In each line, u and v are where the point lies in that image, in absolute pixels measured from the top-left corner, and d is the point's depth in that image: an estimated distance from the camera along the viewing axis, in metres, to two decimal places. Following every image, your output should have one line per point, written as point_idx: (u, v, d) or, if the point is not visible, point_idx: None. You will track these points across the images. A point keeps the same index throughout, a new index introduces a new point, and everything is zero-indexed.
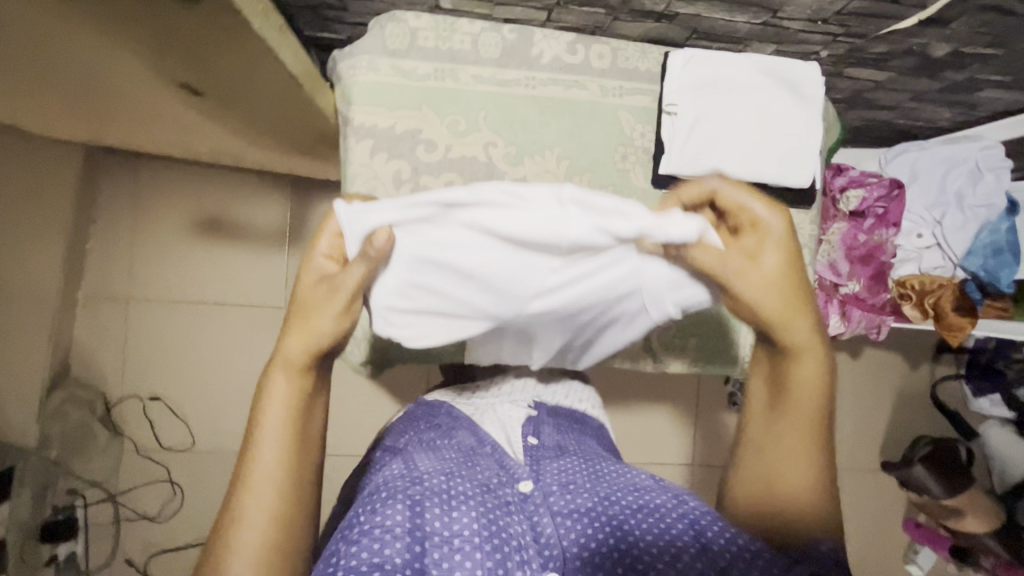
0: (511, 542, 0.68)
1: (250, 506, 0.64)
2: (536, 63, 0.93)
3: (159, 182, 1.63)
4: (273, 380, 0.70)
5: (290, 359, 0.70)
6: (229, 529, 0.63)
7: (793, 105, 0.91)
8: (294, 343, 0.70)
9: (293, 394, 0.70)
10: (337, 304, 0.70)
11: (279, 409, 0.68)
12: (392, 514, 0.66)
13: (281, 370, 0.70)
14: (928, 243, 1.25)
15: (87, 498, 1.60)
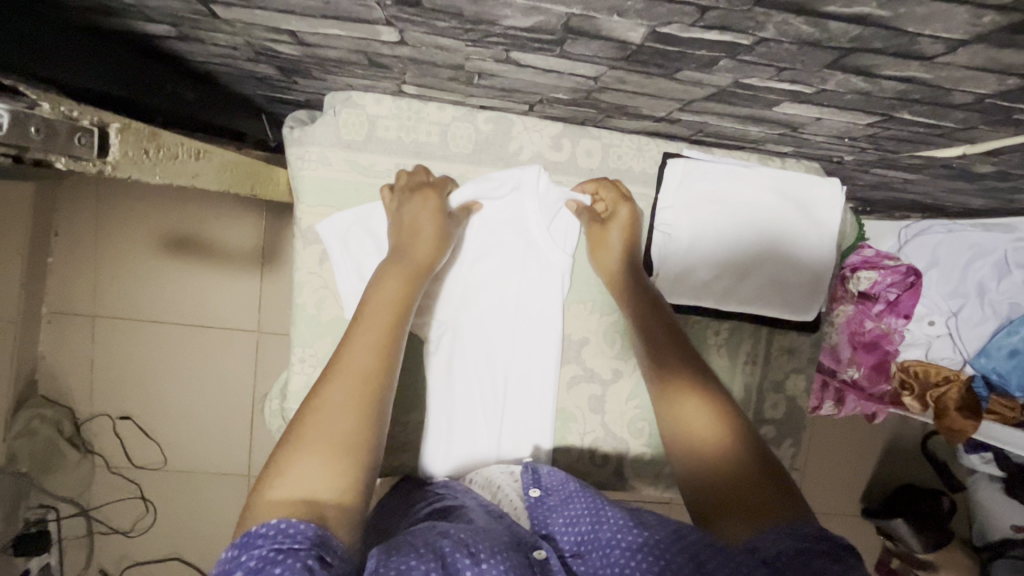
0: None
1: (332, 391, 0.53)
2: (515, 161, 0.77)
3: (124, 199, 1.54)
4: (382, 287, 0.63)
5: (397, 294, 0.63)
6: (307, 410, 0.52)
7: (807, 230, 0.76)
8: (403, 268, 0.66)
9: (395, 301, 0.62)
10: (429, 227, 0.70)
11: (380, 310, 0.60)
12: (421, 560, 0.45)
13: (392, 279, 0.64)
14: (939, 331, 1.16)
15: (59, 512, 1.59)
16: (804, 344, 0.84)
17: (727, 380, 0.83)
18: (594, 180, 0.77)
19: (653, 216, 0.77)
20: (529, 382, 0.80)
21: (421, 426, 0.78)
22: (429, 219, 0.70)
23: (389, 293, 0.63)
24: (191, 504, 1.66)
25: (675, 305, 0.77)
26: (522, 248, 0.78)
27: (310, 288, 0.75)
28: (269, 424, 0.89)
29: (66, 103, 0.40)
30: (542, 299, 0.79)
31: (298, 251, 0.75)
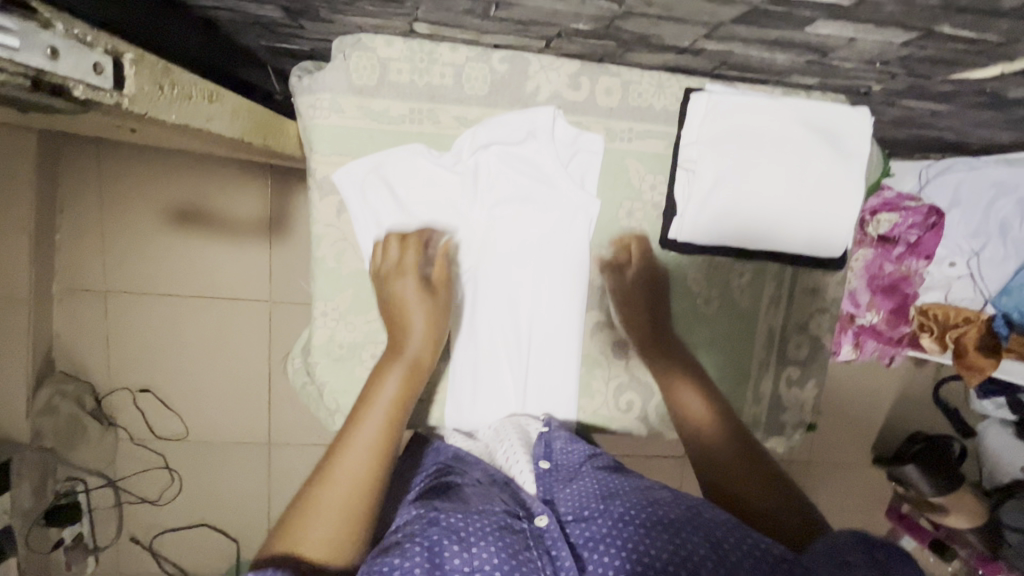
0: None
1: (328, 495, 0.54)
2: (532, 102, 0.74)
3: (126, 171, 1.51)
4: (382, 385, 0.64)
5: (391, 391, 0.64)
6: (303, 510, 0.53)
7: (835, 163, 0.73)
8: (400, 363, 0.66)
9: (396, 401, 0.63)
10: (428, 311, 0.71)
11: (381, 409, 0.61)
12: (409, 556, 0.49)
13: (392, 374, 0.65)
14: (961, 273, 1.15)
15: (87, 484, 1.62)
16: (829, 284, 0.83)
17: (751, 321, 0.83)
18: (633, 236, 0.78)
19: (675, 154, 0.75)
20: (551, 334, 0.80)
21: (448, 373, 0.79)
22: (421, 306, 0.70)
23: (389, 390, 0.64)
24: (214, 473, 1.69)
25: (697, 246, 0.75)
26: (540, 202, 0.77)
27: (330, 240, 0.74)
28: (293, 383, 0.89)
29: (78, 27, 0.41)
30: (559, 253, 0.78)
31: (314, 203, 0.74)
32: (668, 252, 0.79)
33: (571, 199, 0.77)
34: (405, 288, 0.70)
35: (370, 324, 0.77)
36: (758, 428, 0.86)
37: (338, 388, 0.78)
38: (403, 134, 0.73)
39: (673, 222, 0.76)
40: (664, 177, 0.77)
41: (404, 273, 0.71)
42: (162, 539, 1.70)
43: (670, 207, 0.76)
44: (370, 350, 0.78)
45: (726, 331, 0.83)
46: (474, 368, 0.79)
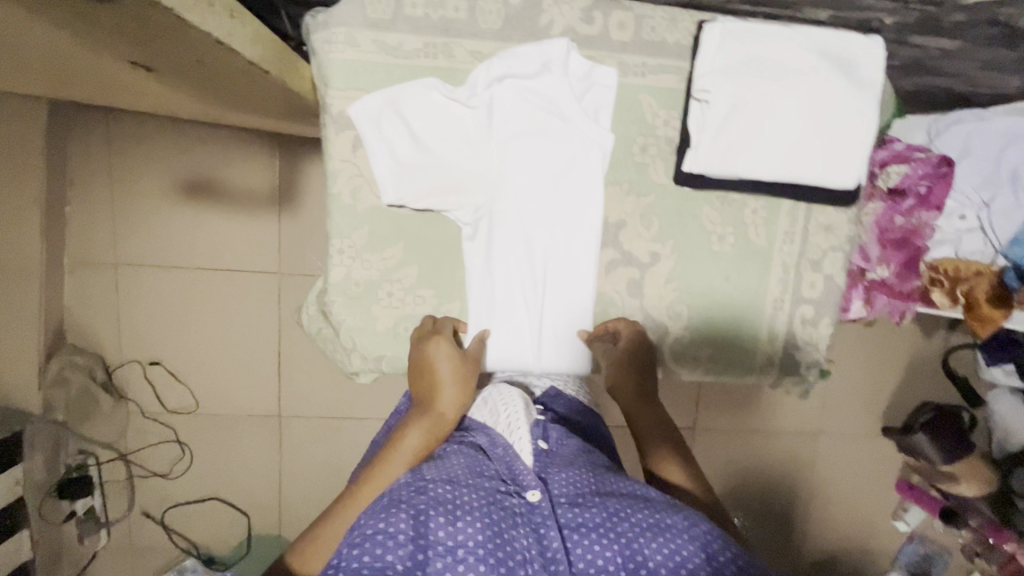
0: (519, 556, 0.55)
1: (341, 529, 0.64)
2: (545, 35, 0.75)
3: (136, 143, 1.52)
4: (404, 437, 0.69)
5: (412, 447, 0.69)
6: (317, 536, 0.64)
7: (849, 91, 0.73)
8: (426, 422, 0.71)
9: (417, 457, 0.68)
10: (460, 380, 0.73)
11: (400, 465, 0.67)
12: (397, 521, 0.55)
13: (415, 427, 0.70)
14: (970, 226, 1.14)
15: (98, 457, 1.63)
16: (842, 221, 0.83)
17: (764, 259, 0.83)
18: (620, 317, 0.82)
19: (689, 86, 0.75)
20: (568, 274, 0.80)
21: (465, 310, 0.80)
22: (452, 380, 0.73)
23: (410, 445, 0.69)
24: (223, 447, 1.70)
25: (710, 178, 0.75)
26: (554, 140, 0.77)
27: (345, 176, 0.75)
28: (307, 330, 0.90)
29: None
30: (574, 190, 0.78)
31: (329, 139, 0.74)
32: (682, 187, 0.79)
33: (585, 132, 0.77)
34: (439, 355, 0.75)
35: (386, 262, 0.77)
36: (772, 368, 0.87)
37: (355, 327, 0.79)
38: (420, 68, 0.74)
39: (687, 155, 0.76)
40: (678, 111, 0.77)
41: (438, 337, 0.75)
42: (173, 513, 1.71)
43: (683, 141, 0.76)
44: (386, 288, 0.78)
45: (739, 269, 0.83)
46: (493, 304, 0.79)
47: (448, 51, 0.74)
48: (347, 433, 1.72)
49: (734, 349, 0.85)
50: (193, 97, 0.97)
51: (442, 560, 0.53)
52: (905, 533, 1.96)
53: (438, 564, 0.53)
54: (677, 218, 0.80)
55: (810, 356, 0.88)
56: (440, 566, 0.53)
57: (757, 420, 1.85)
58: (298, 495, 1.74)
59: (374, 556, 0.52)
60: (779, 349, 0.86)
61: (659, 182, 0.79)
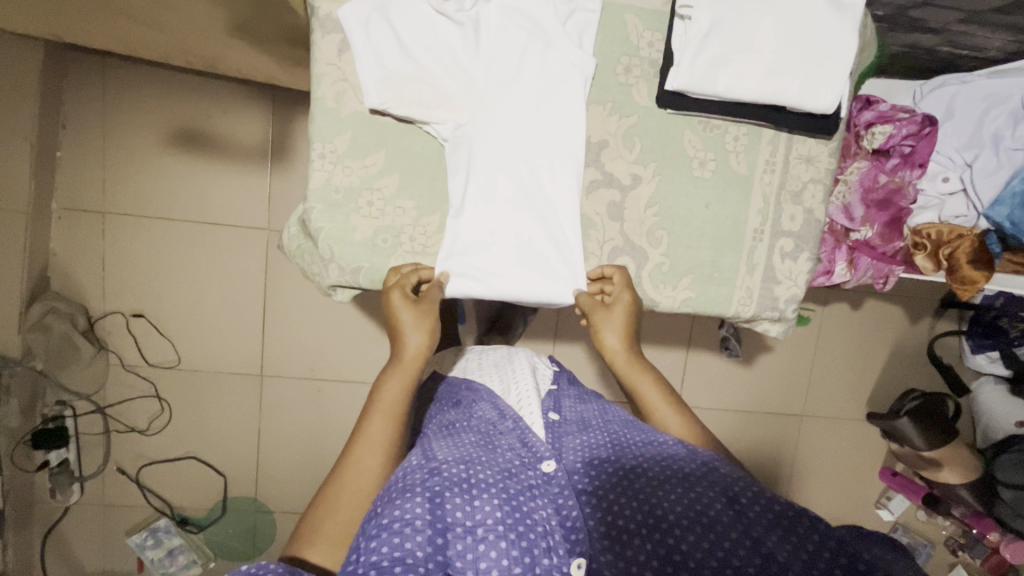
0: (538, 528, 0.61)
1: (348, 485, 0.66)
2: None
3: (130, 92, 1.53)
4: (383, 387, 0.73)
5: (394, 393, 0.73)
6: (327, 498, 0.65)
7: (828, 14, 0.74)
8: (395, 371, 0.74)
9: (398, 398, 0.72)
10: (424, 323, 0.75)
11: (387, 411, 0.71)
12: (413, 504, 0.59)
13: (392, 377, 0.74)
14: (953, 189, 1.16)
15: (75, 409, 1.61)
16: (823, 153, 0.84)
17: (745, 188, 0.84)
18: (617, 266, 0.83)
19: (674, 5, 0.76)
20: (546, 199, 0.81)
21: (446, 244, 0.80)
22: (413, 324, 0.74)
23: (391, 392, 0.73)
24: (202, 405, 1.68)
25: (691, 94, 0.75)
26: (536, 65, 0.77)
27: (330, 80, 0.75)
28: (287, 249, 0.90)
29: None
30: (564, 115, 0.79)
31: (317, 42, 0.75)
32: (665, 110, 0.80)
33: (568, 57, 0.77)
34: (396, 306, 0.75)
35: (367, 169, 0.78)
36: (750, 301, 0.87)
37: (334, 235, 0.79)
38: None
39: (669, 73, 0.76)
40: (662, 33, 0.79)
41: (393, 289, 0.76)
42: (148, 470, 1.69)
43: (666, 61, 0.77)
44: (367, 197, 0.78)
45: (720, 197, 0.84)
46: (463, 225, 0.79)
47: None
48: (329, 395, 1.70)
49: (712, 280, 0.86)
50: (185, 18, 0.98)
51: (461, 540, 0.58)
52: (890, 523, 1.94)
53: (457, 544, 0.58)
54: (659, 141, 0.81)
55: (789, 292, 0.87)
56: (459, 546, 0.58)
57: (742, 399, 1.84)
58: (278, 457, 1.72)
59: (399, 538, 0.56)
60: (756, 284, 0.86)
61: (643, 106, 0.80)
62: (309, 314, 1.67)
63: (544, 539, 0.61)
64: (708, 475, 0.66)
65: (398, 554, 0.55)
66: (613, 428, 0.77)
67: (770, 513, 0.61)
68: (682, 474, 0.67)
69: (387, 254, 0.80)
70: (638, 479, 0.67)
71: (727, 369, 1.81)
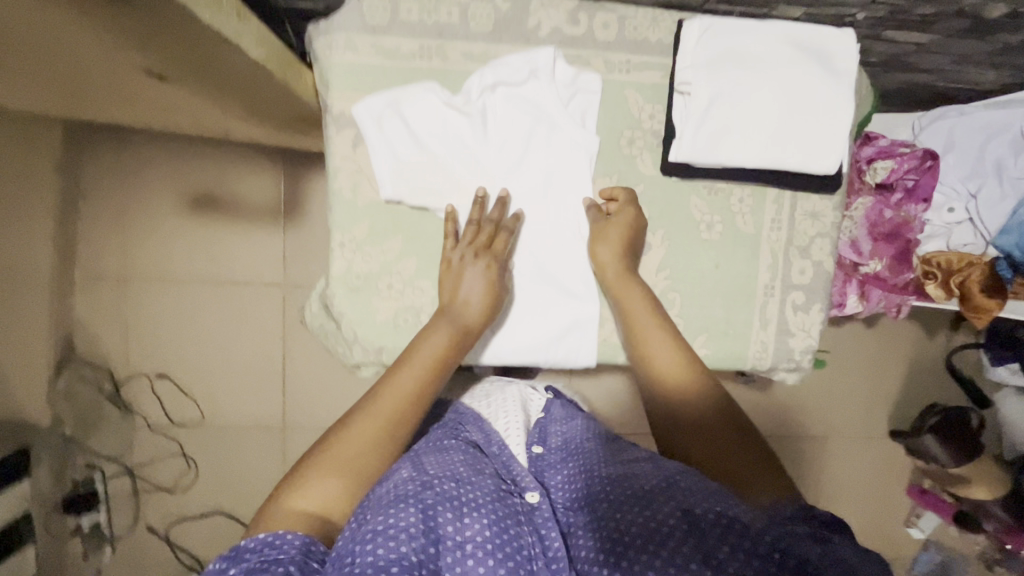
0: (526, 551, 0.57)
1: (364, 425, 0.66)
2: (535, 39, 0.79)
3: (146, 162, 1.58)
4: (427, 339, 0.72)
5: (437, 345, 0.72)
6: (338, 435, 0.65)
7: (824, 83, 0.77)
8: (447, 323, 0.74)
9: (438, 350, 0.72)
10: (487, 283, 0.76)
11: (426, 355, 0.71)
12: (405, 515, 0.56)
13: (438, 332, 0.73)
14: (960, 218, 1.17)
15: (105, 472, 1.64)
16: (827, 208, 0.86)
17: (752, 246, 0.85)
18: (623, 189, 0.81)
19: (672, 80, 0.79)
20: (563, 272, 0.83)
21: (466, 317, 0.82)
22: (481, 289, 0.75)
23: (430, 347, 0.72)
24: (226, 460, 1.70)
25: (696, 166, 0.79)
26: (545, 140, 0.80)
27: (346, 173, 0.78)
28: (310, 326, 0.92)
29: None
30: (572, 192, 0.81)
31: (331, 137, 0.78)
32: (669, 178, 0.82)
33: (575, 136, 0.80)
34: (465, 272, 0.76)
35: (386, 254, 0.80)
36: (767, 354, 0.87)
37: (356, 319, 0.81)
38: (416, 73, 0.77)
39: (672, 145, 0.79)
40: (662, 105, 0.81)
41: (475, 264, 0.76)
42: (177, 528, 1.69)
43: (669, 133, 0.80)
44: (386, 280, 0.81)
45: (730, 256, 0.85)
46: (497, 221, 0.78)
47: (455, 58, 0.78)
48: None
49: (728, 335, 0.87)
50: (202, 107, 1.02)
51: (451, 553, 0.55)
52: (922, 541, 1.91)
53: (446, 557, 0.55)
54: (665, 207, 0.83)
55: (804, 342, 0.88)
56: (449, 558, 0.55)
57: (762, 424, 1.84)
58: None
59: (386, 546, 0.53)
60: (771, 337, 0.87)
61: (648, 176, 0.82)
62: (328, 365, 1.69)
63: (531, 563, 0.57)
64: (669, 489, 0.63)
65: (392, 557, 0.52)
66: (596, 454, 0.73)
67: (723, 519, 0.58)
68: (645, 490, 0.64)
69: (408, 334, 0.82)
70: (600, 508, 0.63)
71: (745, 395, 1.81)
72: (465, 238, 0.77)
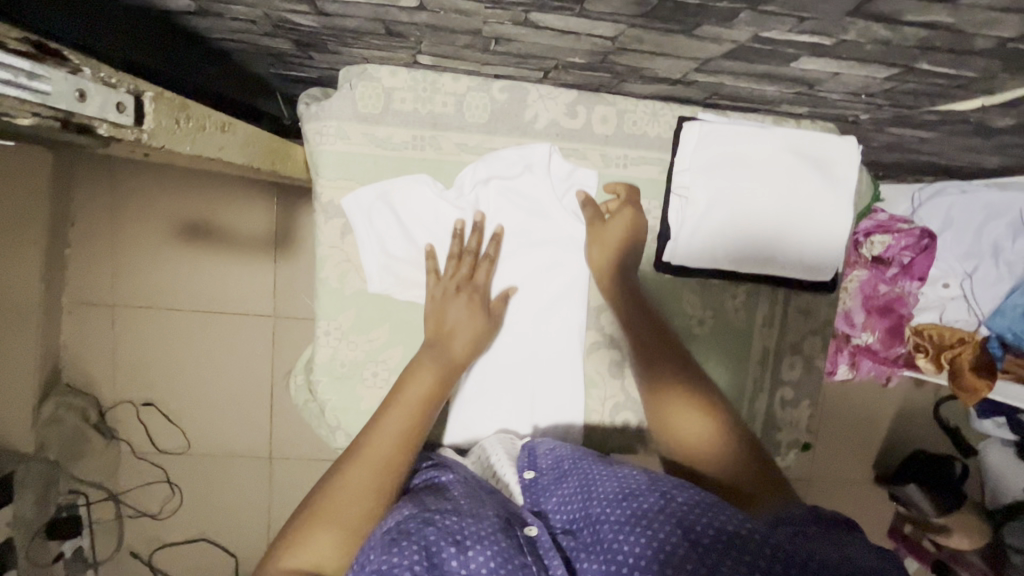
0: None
1: (359, 469, 0.59)
2: (531, 131, 0.77)
3: (137, 190, 1.56)
4: (415, 376, 0.68)
5: (428, 383, 0.68)
6: (331, 485, 0.58)
7: (822, 189, 0.77)
8: (437, 360, 0.70)
9: (429, 386, 0.67)
10: (473, 317, 0.74)
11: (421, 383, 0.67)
12: (406, 554, 0.48)
13: (426, 369, 0.69)
14: (953, 294, 1.17)
15: (88, 496, 1.62)
16: (821, 305, 0.85)
17: (745, 342, 0.84)
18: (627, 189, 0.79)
19: (670, 180, 0.78)
20: (547, 337, 0.82)
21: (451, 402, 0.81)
22: (466, 321, 0.73)
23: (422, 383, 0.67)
24: (209, 489, 1.68)
25: (690, 269, 0.79)
26: (537, 230, 0.79)
27: (333, 261, 0.77)
28: (295, 399, 0.91)
29: (104, 70, 0.45)
30: (568, 285, 0.81)
31: (320, 226, 0.77)
32: (663, 274, 0.81)
33: (572, 229, 0.79)
34: (448, 304, 0.74)
35: (372, 343, 0.79)
36: None
37: (340, 406, 0.79)
38: (411, 165, 0.77)
39: (667, 246, 0.79)
40: (660, 201, 0.80)
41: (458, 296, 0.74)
42: (162, 553, 1.68)
43: (663, 231, 0.79)
44: (371, 368, 0.79)
45: (722, 350, 0.84)
46: (477, 251, 0.76)
47: (449, 150, 0.77)
48: None
49: None
50: None
51: None
52: None
53: None
54: (658, 301, 0.82)
55: (791, 435, 0.88)
56: None
57: None
58: None
59: None
60: (760, 430, 0.87)
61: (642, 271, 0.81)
62: None
63: None
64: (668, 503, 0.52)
65: None
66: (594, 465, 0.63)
67: (724, 537, 0.48)
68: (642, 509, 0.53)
69: None
70: (596, 527, 0.53)
71: None
72: (447, 272, 0.75)
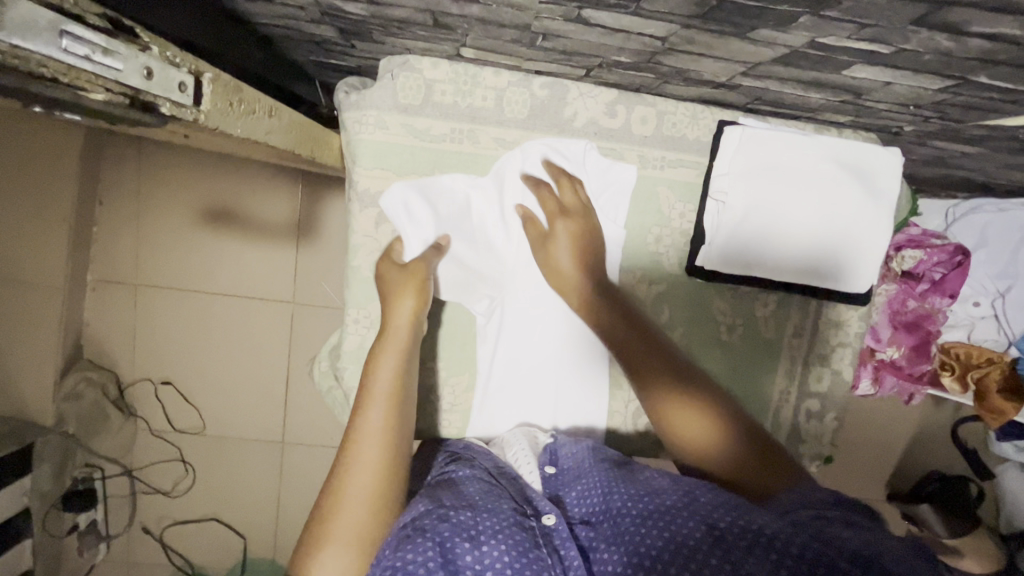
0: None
1: (352, 475, 0.60)
2: (570, 128, 0.77)
3: (164, 170, 1.58)
4: (381, 362, 0.68)
5: (391, 369, 0.68)
6: (331, 502, 0.59)
7: (862, 202, 0.76)
8: (392, 344, 0.69)
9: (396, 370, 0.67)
10: (410, 285, 0.72)
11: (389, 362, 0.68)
12: (421, 549, 0.51)
13: (391, 352, 0.69)
14: (985, 314, 1.15)
15: (104, 471, 1.65)
16: (852, 318, 0.84)
17: (773, 352, 0.83)
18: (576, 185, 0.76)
19: (706, 184, 0.78)
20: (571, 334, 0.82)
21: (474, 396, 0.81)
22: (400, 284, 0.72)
23: (388, 370, 0.67)
24: (220, 470, 1.70)
25: (723, 274, 0.78)
26: None
27: (366, 251, 0.78)
28: (318, 384, 0.91)
29: (170, 50, 0.49)
30: None
31: (355, 215, 0.78)
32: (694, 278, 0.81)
33: (607, 229, 0.79)
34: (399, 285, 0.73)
35: None
36: None
37: None
38: (449, 159, 0.77)
39: (701, 250, 0.78)
40: (695, 206, 0.80)
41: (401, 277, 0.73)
42: (172, 531, 1.71)
43: (697, 235, 0.79)
44: None
45: (749, 359, 0.83)
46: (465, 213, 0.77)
47: (486, 144, 0.77)
48: None
49: None
50: None
51: None
52: None
53: None
54: (687, 306, 0.81)
55: (816, 448, 0.87)
56: None
57: None
58: (293, 526, 1.70)
59: None
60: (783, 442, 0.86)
61: (672, 274, 0.81)
62: None
63: None
64: (691, 503, 0.55)
65: None
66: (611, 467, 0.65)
67: (747, 534, 0.50)
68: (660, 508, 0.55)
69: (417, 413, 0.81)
70: (619, 520, 0.56)
71: None
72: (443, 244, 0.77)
